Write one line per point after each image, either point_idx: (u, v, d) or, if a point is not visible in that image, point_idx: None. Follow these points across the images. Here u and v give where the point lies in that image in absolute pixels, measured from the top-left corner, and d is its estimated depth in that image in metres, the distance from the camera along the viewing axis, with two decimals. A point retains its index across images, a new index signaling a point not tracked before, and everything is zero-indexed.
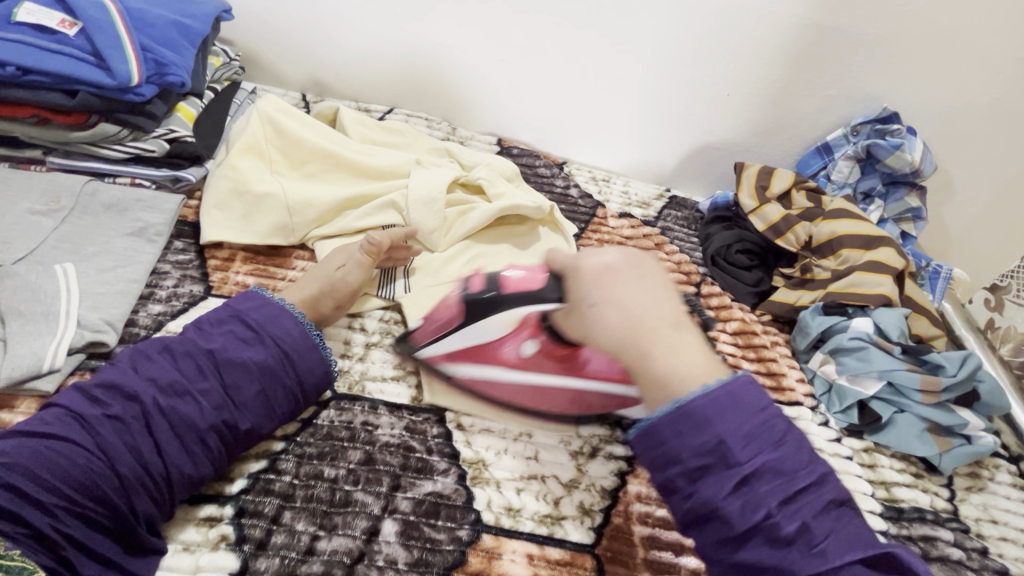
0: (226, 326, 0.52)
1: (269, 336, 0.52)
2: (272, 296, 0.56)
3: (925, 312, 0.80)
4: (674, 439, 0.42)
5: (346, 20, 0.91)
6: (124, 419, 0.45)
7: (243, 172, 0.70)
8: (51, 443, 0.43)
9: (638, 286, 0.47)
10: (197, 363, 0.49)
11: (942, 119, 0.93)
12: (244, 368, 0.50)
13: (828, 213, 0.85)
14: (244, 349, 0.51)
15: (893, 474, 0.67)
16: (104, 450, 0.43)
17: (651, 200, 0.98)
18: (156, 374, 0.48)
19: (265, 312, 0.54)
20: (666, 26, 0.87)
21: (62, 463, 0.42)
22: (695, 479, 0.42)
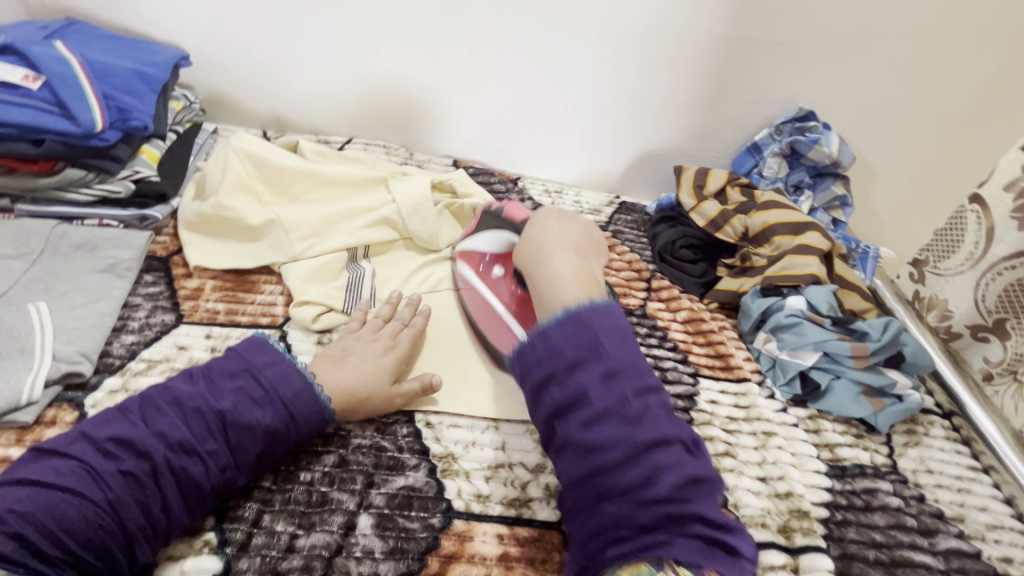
0: (237, 382, 0.54)
1: (278, 399, 0.53)
2: (282, 352, 0.57)
3: (857, 289, 0.87)
4: (560, 333, 0.52)
5: (301, 59, 0.97)
6: (135, 474, 0.47)
7: (220, 203, 0.74)
8: (62, 495, 0.44)
9: (565, 224, 0.66)
10: (207, 422, 0.50)
11: (854, 115, 1.03)
12: (251, 431, 0.51)
13: (760, 205, 0.92)
14: (254, 410, 0.52)
15: (836, 437, 0.72)
16: (113, 503, 0.46)
17: (602, 207, 1.05)
18: (166, 429, 0.49)
19: (276, 370, 0.55)
20: (594, 48, 0.94)
21: (71, 513, 0.44)
22: (571, 370, 0.51)
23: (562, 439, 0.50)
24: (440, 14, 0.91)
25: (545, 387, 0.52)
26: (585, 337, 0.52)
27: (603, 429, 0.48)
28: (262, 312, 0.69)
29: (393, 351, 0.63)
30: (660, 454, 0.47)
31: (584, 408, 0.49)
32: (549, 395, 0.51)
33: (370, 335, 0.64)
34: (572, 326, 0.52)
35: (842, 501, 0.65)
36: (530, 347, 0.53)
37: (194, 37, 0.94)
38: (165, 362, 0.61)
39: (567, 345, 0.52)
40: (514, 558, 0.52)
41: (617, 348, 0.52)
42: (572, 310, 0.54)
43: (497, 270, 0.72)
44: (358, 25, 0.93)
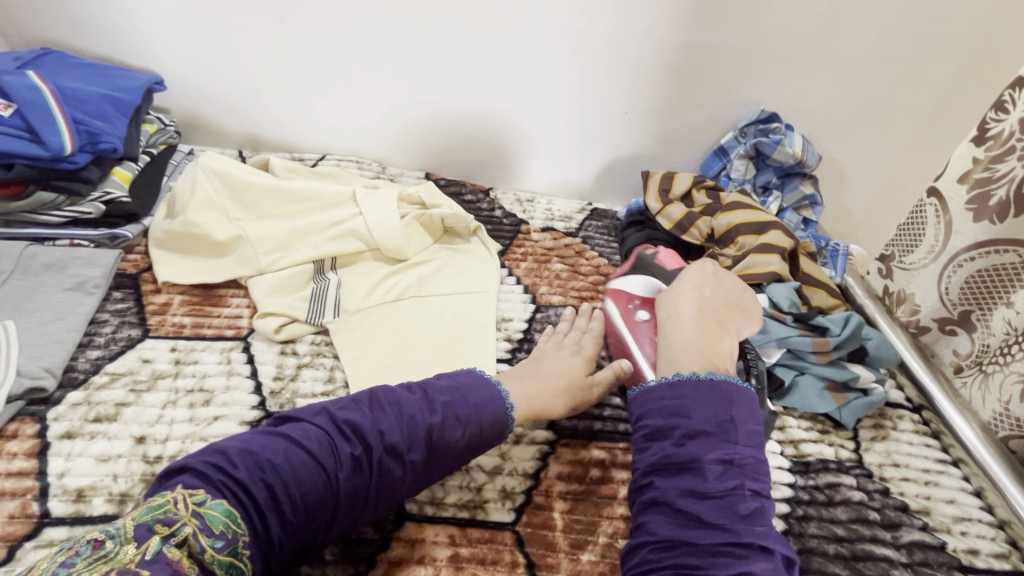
0: (443, 398, 0.56)
1: (471, 421, 0.55)
2: (491, 381, 0.60)
3: (823, 285, 0.88)
4: (689, 397, 0.55)
5: (272, 80, 1.00)
6: (358, 460, 0.50)
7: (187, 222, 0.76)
8: (306, 460, 0.48)
9: (714, 283, 0.70)
10: (414, 431, 0.53)
11: (818, 116, 1.04)
12: (447, 448, 0.54)
13: (725, 207, 0.93)
14: (453, 429, 0.54)
15: (800, 432, 0.72)
16: (334, 483, 0.48)
17: (574, 213, 1.07)
18: (386, 428, 0.52)
19: (478, 395, 0.57)
20: (559, 60, 0.97)
21: (297, 487, 0.47)
22: (691, 437, 0.52)
23: (658, 495, 0.51)
24: (404, 31, 0.94)
25: (658, 439, 0.54)
26: (720, 415, 0.54)
27: (710, 508, 0.49)
28: (227, 325, 0.71)
29: (580, 352, 0.70)
30: (757, 563, 0.46)
31: (696, 478, 0.50)
32: (660, 447, 0.53)
33: (555, 347, 0.72)
34: (707, 398, 0.54)
35: (804, 497, 0.65)
36: (658, 395, 0.56)
37: (169, 63, 0.97)
38: (128, 375, 0.63)
39: (697, 410, 0.54)
40: (465, 559, 0.53)
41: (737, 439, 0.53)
42: (703, 379, 0.56)
43: (642, 313, 0.74)
44: (327, 45, 0.95)
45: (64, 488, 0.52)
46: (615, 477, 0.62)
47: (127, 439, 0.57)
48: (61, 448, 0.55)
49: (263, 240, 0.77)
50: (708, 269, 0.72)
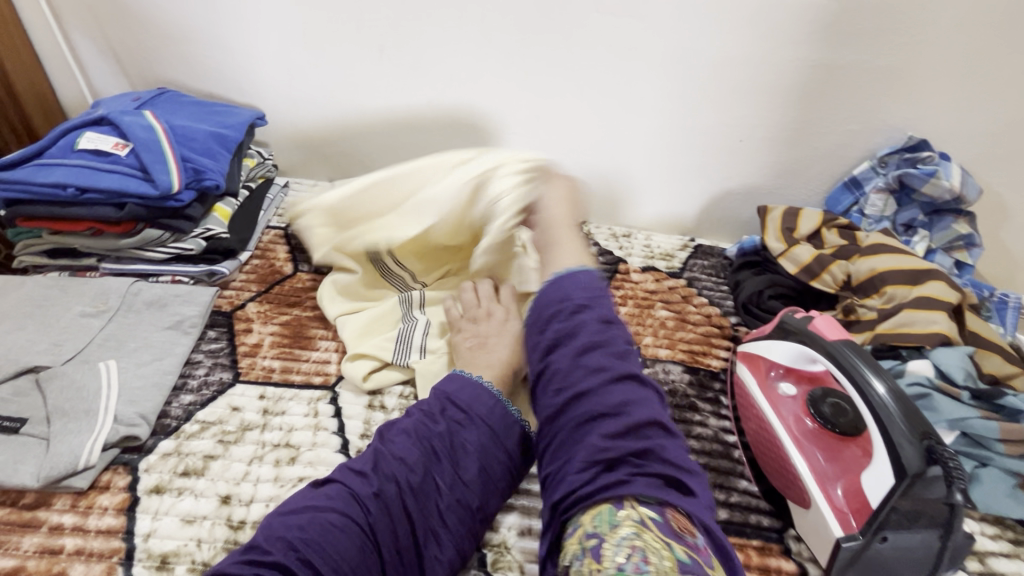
0: (439, 409, 0.54)
1: (478, 417, 0.53)
2: (470, 376, 0.57)
3: (996, 348, 0.73)
4: (574, 287, 0.53)
5: (366, 113, 0.98)
6: (384, 498, 0.48)
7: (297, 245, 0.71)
8: (336, 519, 0.45)
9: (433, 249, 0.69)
10: (432, 446, 0.51)
11: (977, 143, 0.88)
12: (467, 453, 0.51)
13: (864, 250, 0.80)
14: (461, 431, 0.52)
15: (985, 542, 0.58)
16: (369, 527, 0.46)
17: (675, 251, 0.97)
18: (402, 455, 0.50)
19: (468, 391, 0.55)
20: (666, 84, 0.88)
21: (336, 552, 0.44)
22: (605, 323, 0.51)
23: (551, 368, 0.49)
24: (501, 60, 0.89)
25: (562, 343, 0.50)
26: (597, 293, 0.53)
27: (598, 354, 0.48)
28: (315, 370, 0.67)
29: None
30: (654, 431, 0.46)
31: (607, 353, 0.49)
32: (552, 360, 0.50)
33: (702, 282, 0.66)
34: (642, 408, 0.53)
35: None
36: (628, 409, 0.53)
37: (270, 98, 0.99)
38: (218, 425, 0.60)
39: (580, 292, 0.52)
40: None
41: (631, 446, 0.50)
42: (563, 275, 0.54)
43: (789, 387, 0.63)
44: (421, 76, 0.93)
45: (149, 552, 0.49)
46: None
47: (213, 499, 0.53)
48: (149, 504, 0.53)
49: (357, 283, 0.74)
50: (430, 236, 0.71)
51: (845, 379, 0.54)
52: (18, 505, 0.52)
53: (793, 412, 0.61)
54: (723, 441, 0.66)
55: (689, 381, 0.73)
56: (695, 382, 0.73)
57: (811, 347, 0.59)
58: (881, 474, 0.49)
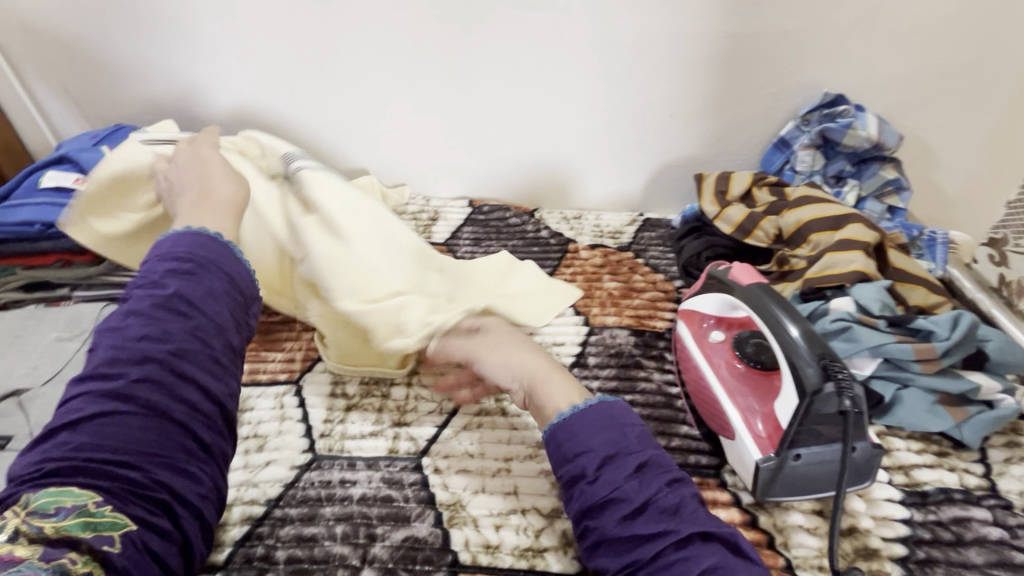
0: (175, 266, 0.48)
1: (214, 266, 0.50)
2: (215, 236, 0.52)
3: (921, 281, 0.76)
4: (575, 431, 0.49)
5: (317, 128, 1.03)
6: (149, 377, 0.43)
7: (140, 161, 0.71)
8: (97, 417, 0.41)
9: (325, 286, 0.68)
10: (171, 306, 0.45)
11: (892, 92, 0.93)
12: (211, 298, 0.48)
13: (792, 203, 0.85)
14: (199, 282, 0.48)
15: (911, 456, 0.62)
16: (149, 407, 0.42)
17: (624, 227, 1.02)
18: (146, 332, 0.44)
19: (209, 247, 0.51)
20: (591, 69, 0.93)
21: (116, 440, 0.40)
22: (597, 468, 0.47)
23: (598, 535, 0.45)
24: (434, 63, 0.94)
25: (576, 483, 0.48)
26: (613, 432, 0.49)
27: (641, 522, 0.44)
28: (283, 368, 0.71)
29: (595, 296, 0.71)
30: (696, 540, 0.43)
31: (620, 505, 0.45)
32: (581, 490, 0.47)
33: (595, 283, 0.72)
34: (564, 439, 0.50)
35: (924, 536, 0.54)
36: (556, 442, 0.51)
37: (223, 123, 1.04)
38: None
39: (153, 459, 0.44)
40: None
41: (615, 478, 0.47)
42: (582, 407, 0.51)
43: (717, 334, 0.68)
44: (361, 87, 0.98)
45: None
46: None
47: None
48: None
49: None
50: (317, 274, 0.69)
51: (760, 319, 0.57)
52: None
53: (724, 358, 0.65)
54: (667, 392, 0.70)
55: (634, 342, 0.77)
56: (641, 343, 0.77)
57: (731, 294, 0.63)
58: (788, 400, 0.53)
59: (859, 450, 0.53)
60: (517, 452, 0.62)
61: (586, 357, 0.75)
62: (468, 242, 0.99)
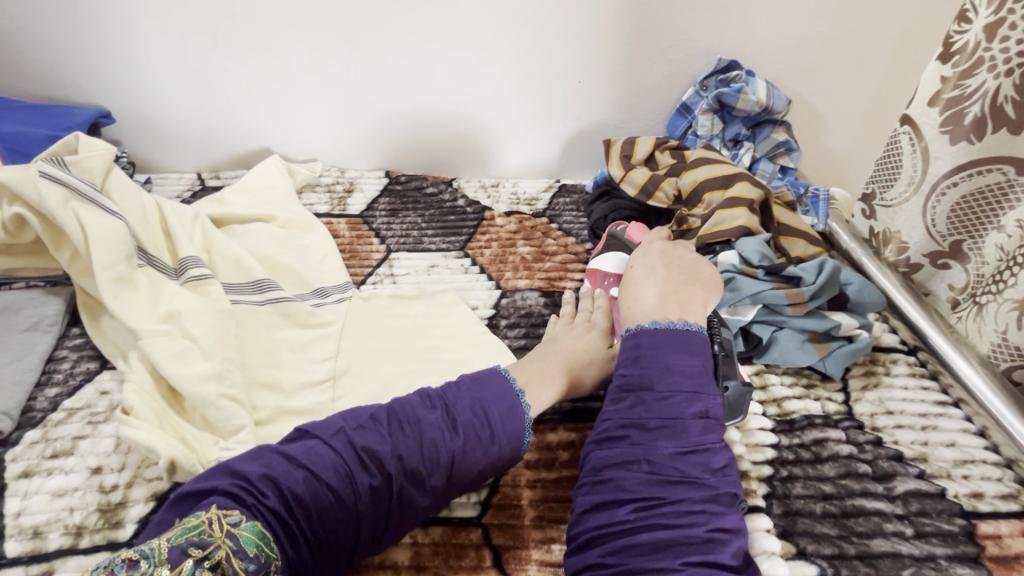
0: (434, 417, 0.52)
1: (502, 436, 0.52)
2: (510, 379, 0.56)
3: (802, 235, 0.83)
4: (659, 350, 0.55)
5: (219, 96, 0.98)
6: (354, 479, 0.47)
7: (39, 204, 0.68)
8: (298, 470, 0.46)
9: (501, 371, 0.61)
10: (389, 468, 0.48)
11: (781, 58, 0.99)
12: (416, 485, 0.49)
13: (689, 165, 0.89)
14: (450, 451, 0.50)
15: (784, 390, 0.69)
16: (343, 499, 0.46)
17: (540, 193, 1.04)
18: (369, 450, 0.49)
19: (506, 405, 0.53)
20: (499, 35, 0.94)
21: (315, 502, 0.46)
22: (664, 399, 0.51)
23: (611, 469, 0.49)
24: (339, 28, 0.92)
25: (616, 403, 0.53)
26: (695, 363, 0.54)
27: (692, 460, 0.48)
28: None
29: (594, 328, 0.68)
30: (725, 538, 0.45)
31: (676, 438, 0.49)
32: (642, 403, 0.52)
33: (567, 326, 0.70)
34: (494, 382, 0.55)
35: (788, 457, 0.61)
36: (631, 346, 0.56)
37: (112, 94, 0.97)
38: (86, 409, 0.63)
39: (322, 481, 0.46)
40: (427, 561, 0.52)
41: (497, 432, 0.52)
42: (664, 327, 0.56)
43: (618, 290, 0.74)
44: (263, 51, 0.93)
45: (20, 527, 0.52)
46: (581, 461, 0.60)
47: (84, 472, 0.57)
48: (19, 488, 0.55)
49: (230, 266, 0.79)
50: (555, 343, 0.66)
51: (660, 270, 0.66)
52: None
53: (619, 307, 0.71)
54: None
55: (544, 303, 0.80)
56: (550, 303, 0.80)
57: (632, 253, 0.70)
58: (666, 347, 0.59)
59: (731, 389, 0.59)
60: None
61: (498, 319, 0.78)
62: (383, 213, 0.98)
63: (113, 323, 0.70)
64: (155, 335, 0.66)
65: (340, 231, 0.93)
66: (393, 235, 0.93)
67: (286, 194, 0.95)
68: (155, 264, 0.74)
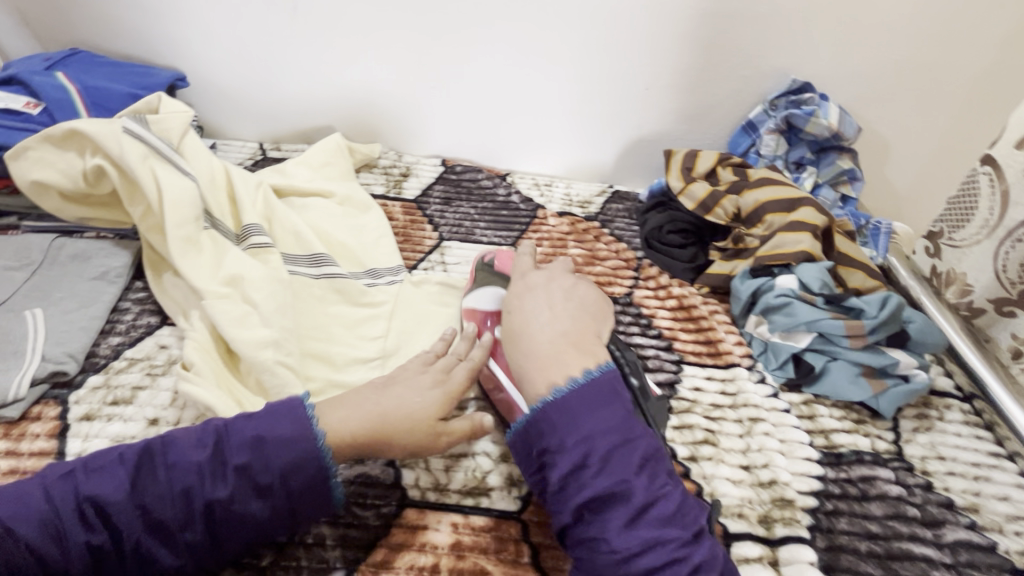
0: (252, 455, 0.47)
1: (283, 485, 0.47)
2: (305, 418, 0.50)
3: (861, 266, 0.82)
4: (562, 415, 0.49)
5: (290, 70, 1.00)
6: (143, 507, 0.45)
7: (121, 158, 0.70)
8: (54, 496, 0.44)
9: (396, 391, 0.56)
10: (191, 502, 0.45)
11: (856, 84, 0.97)
12: (246, 519, 0.47)
13: (752, 184, 0.88)
14: (251, 500, 0.47)
15: (832, 422, 0.67)
16: (184, 518, 0.45)
17: (593, 197, 1.04)
18: (150, 500, 0.45)
19: (282, 448, 0.48)
20: (571, 35, 0.93)
21: (164, 506, 0.45)
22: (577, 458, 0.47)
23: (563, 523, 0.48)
24: (415, 14, 0.92)
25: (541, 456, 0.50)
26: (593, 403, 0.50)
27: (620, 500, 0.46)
28: None
29: (443, 384, 0.57)
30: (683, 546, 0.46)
31: (596, 479, 0.46)
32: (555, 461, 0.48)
33: (420, 365, 0.59)
34: (286, 418, 0.49)
35: (834, 491, 0.60)
36: (543, 413, 0.50)
37: (189, 59, 0.99)
38: (146, 360, 0.64)
39: (166, 504, 0.45)
40: (467, 548, 0.51)
41: (299, 479, 0.48)
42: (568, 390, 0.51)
43: None
44: (337, 30, 0.95)
45: None
46: None
47: (141, 422, 0.58)
48: (80, 429, 0.57)
49: (291, 238, 0.80)
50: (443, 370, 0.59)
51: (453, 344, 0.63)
52: None
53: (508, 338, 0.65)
54: None
55: None
56: None
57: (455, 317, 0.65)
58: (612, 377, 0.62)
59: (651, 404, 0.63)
60: (473, 401, 0.65)
61: None
62: (437, 201, 0.99)
63: (176, 281, 0.71)
64: (218, 297, 0.67)
65: (395, 214, 0.95)
66: (446, 224, 0.94)
67: (346, 173, 0.96)
68: (219, 228, 0.76)
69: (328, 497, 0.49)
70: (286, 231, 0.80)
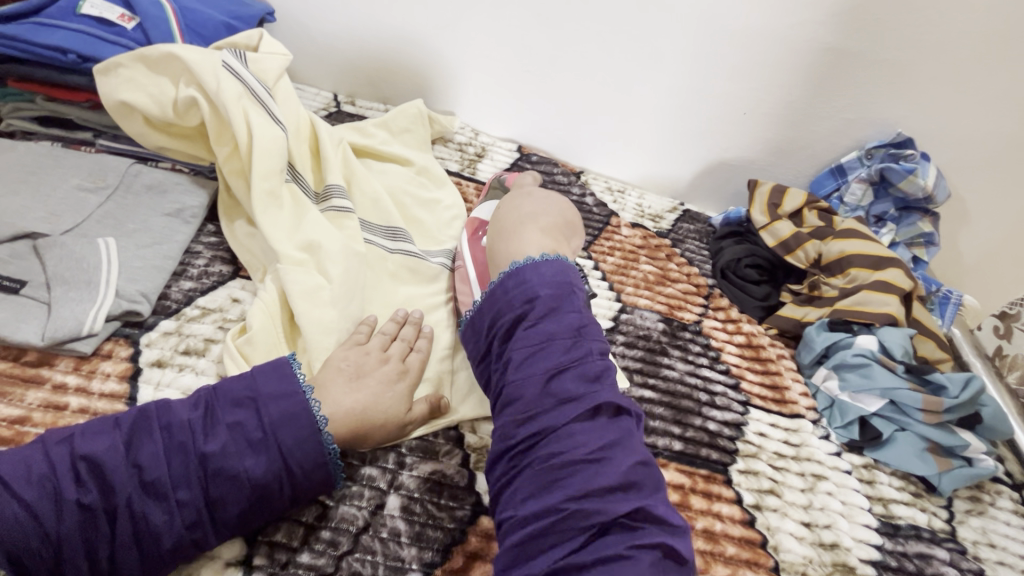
0: (239, 414, 0.45)
1: (276, 442, 0.45)
2: (298, 381, 0.48)
3: (934, 336, 0.81)
4: (261, 384, 0.47)
5: (384, 24, 0.95)
6: (138, 475, 0.42)
7: (216, 94, 0.65)
8: (43, 472, 0.41)
9: (357, 389, 0.53)
10: (188, 463, 0.43)
11: (956, 148, 0.95)
12: (237, 482, 0.44)
13: (838, 233, 0.86)
14: (246, 456, 0.44)
15: (892, 491, 0.67)
16: (176, 485, 0.42)
17: (664, 213, 1.01)
18: (144, 461, 0.42)
19: (284, 407, 0.46)
20: (682, 46, 0.90)
21: (164, 474, 0.42)
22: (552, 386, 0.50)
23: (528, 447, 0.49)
24: None
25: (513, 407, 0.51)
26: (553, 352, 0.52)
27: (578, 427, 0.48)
28: None
29: (405, 378, 0.57)
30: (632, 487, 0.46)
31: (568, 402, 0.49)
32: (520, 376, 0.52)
33: (379, 354, 0.57)
34: (273, 375, 0.48)
35: (891, 562, 0.60)
36: (263, 373, 0.48)
37: None
38: (218, 312, 0.62)
39: (162, 471, 0.42)
40: None
41: (291, 433, 0.46)
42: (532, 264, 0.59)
43: (486, 245, 0.72)
44: None
45: None
46: (690, 505, 0.60)
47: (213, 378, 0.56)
48: (152, 375, 0.55)
49: (369, 204, 0.77)
50: (393, 368, 0.57)
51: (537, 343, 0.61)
52: (20, 362, 0.53)
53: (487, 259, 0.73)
54: (688, 382, 0.72)
55: (662, 329, 0.79)
56: (668, 331, 0.79)
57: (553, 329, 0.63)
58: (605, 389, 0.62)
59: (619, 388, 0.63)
60: None
61: (616, 333, 0.76)
62: None
63: (250, 232, 0.67)
64: (292, 263, 0.62)
65: (468, 195, 0.92)
66: None
67: (424, 143, 0.93)
68: (300, 182, 0.72)
69: (323, 453, 0.47)
70: (364, 197, 0.77)
